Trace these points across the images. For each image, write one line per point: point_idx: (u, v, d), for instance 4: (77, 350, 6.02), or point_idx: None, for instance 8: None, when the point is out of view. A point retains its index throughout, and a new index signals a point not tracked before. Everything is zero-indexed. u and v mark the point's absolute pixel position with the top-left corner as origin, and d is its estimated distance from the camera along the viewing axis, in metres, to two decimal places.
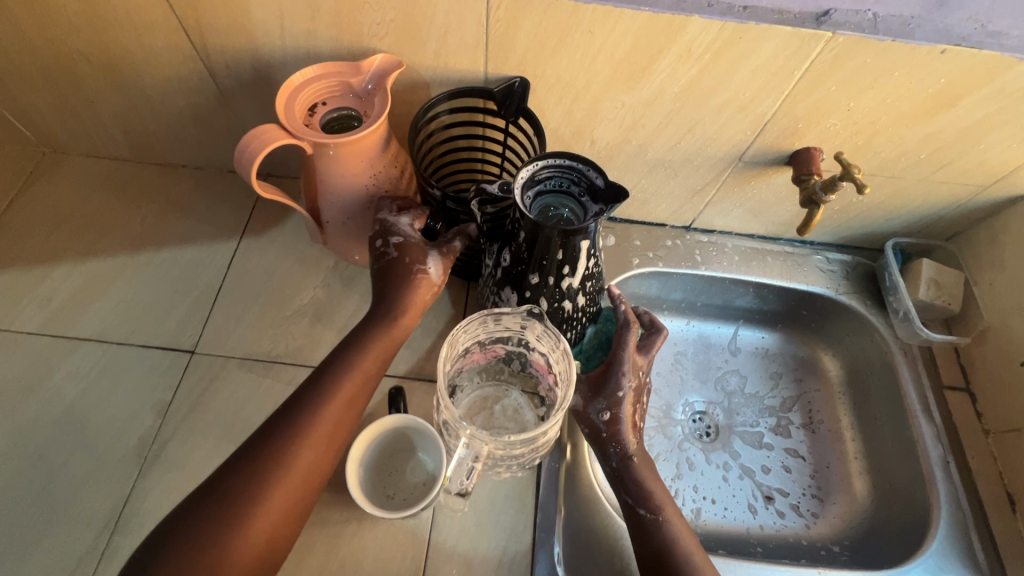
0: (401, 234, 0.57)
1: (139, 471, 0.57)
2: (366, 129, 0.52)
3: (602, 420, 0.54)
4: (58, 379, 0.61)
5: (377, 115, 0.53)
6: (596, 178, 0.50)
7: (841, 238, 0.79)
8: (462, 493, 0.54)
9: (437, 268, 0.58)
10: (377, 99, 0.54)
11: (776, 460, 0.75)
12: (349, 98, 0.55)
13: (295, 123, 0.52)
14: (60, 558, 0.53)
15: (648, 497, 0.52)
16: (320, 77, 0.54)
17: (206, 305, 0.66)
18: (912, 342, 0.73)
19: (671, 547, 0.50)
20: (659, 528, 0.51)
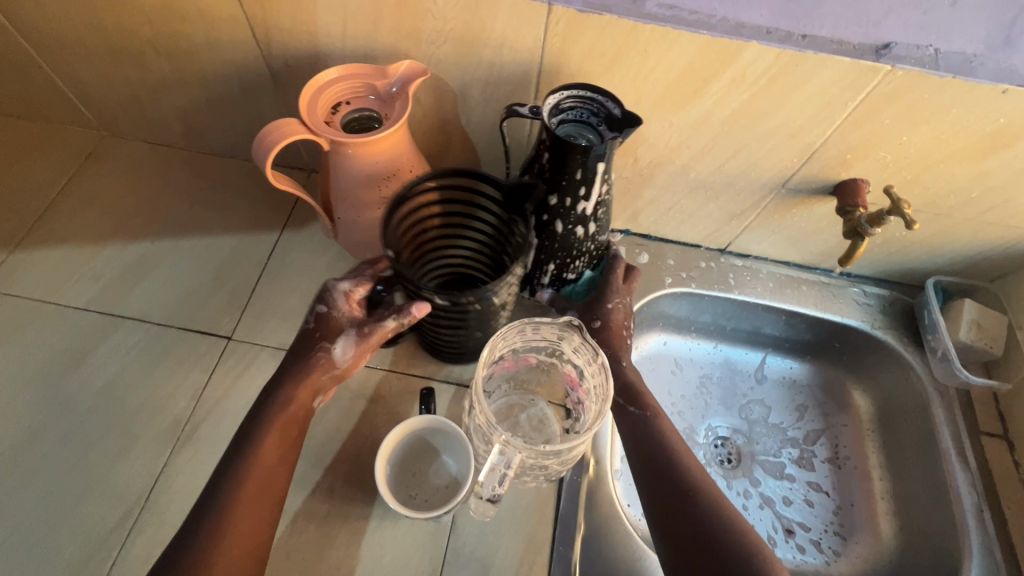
0: (327, 304, 0.55)
1: (170, 452, 0.58)
2: (384, 132, 0.53)
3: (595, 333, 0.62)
4: (100, 354, 0.63)
5: (397, 119, 0.53)
6: (614, 108, 0.51)
7: (880, 272, 0.77)
8: (496, 497, 0.52)
9: (342, 352, 0.54)
10: (398, 102, 0.55)
11: (798, 493, 0.74)
12: (372, 100, 0.57)
13: (316, 119, 0.53)
14: (90, 529, 0.55)
15: (638, 395, 0.57)
16: (345, 77, 0.55)
17: (245, 294, 0.68)
18: (950, 384, 0.71)
19: (658, 436, 0.54)
20: (649, 422, 0.55)
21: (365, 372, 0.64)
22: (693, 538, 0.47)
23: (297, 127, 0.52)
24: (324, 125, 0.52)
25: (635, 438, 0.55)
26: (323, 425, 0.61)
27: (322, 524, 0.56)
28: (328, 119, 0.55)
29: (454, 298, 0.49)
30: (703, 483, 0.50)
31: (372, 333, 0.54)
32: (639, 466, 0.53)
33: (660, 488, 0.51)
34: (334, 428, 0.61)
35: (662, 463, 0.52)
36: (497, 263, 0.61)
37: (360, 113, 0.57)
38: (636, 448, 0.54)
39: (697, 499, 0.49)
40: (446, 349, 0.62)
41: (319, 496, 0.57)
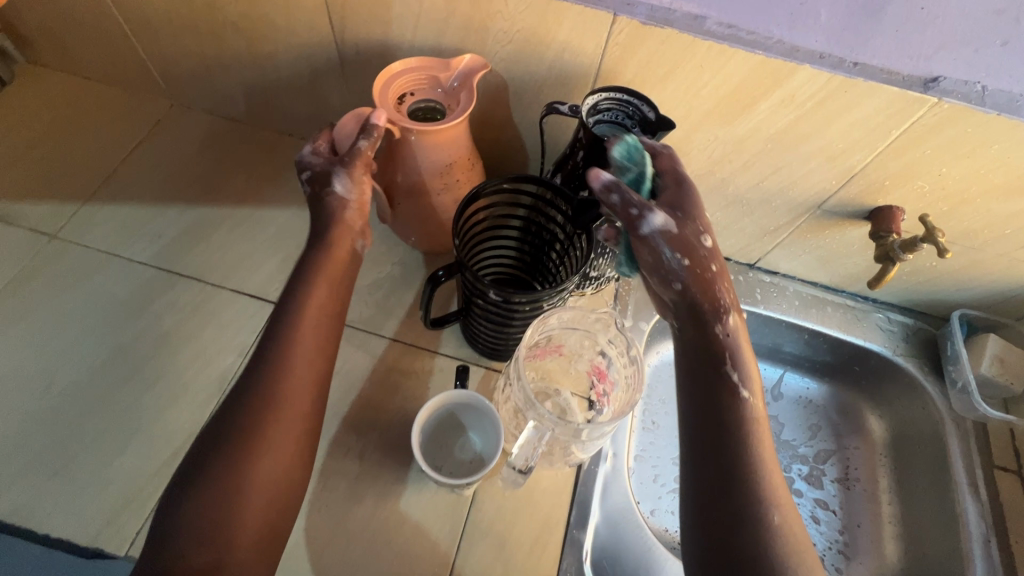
0: (308, 165, 0.56)
1: (216, 404, 0.62)
2: (453, 120, 0.56)
3: (696, 264, 0.49)
4: (157, 307, 0.67)
5: (463, 109, 0.57)
6: (649, 111, 0.54)
7: (906, 300, 0.79)
8: (529, 468, 0.55)
9: (345, 191, 0.55)
10: (463, 93, 0.58)
11: (805, 508, 0.76)
12: (435, 92, 0.60)
13: (387, 107, 0.57)
14: (139, 467, 0.58)
15: (739, 377, 0.48)
16: (415, 67, 0.59)
17: (294, 264, 0.72)
18: (967, 416, 0.72)
19: (739, 431, 0.46)
20: (735, 410, 0.46)
21: (401, 348, 0.68)
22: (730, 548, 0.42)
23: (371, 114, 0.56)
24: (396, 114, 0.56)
25: (704, 414, 0.47)
26: (359, 393, 0.65)
27: (352, 484, 0.60)
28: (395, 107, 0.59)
29: (507, 297, 0.52)
30: (774, 506, 0.43)
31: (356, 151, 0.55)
32: (696, 442, 0.46)
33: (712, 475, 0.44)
34: (368, 396, 0.64)
35: (728, 457, 0.45)
36: (537, 255, 0.64)
37: (423, 102, 0.61)
38: (703, 434, 0.46)
39: (755, 520, 0.42)
40: (488, 343, 0.64)
41: (350, 459, 0.61)
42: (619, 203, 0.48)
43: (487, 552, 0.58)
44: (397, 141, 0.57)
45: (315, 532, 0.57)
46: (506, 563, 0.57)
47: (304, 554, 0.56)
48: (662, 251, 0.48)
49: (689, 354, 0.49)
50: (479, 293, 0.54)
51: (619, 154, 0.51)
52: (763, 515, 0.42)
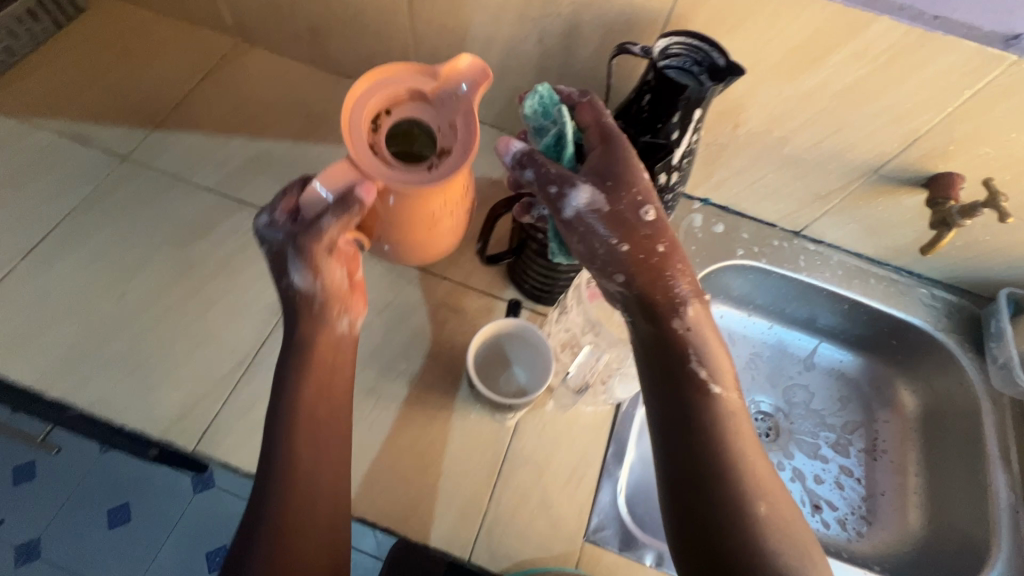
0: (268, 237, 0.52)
1: (276, 322, 0.65)
2: (457, 169, 0.49)
3: (634, 247, 0.48)
4: (222, 229, 0.71)
5: (464, 140, 0.49)
6: (719, 58, 0.53)
7: (952, 277, 0.78)
8: (582, 389, 0.63)
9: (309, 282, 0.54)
10: (459, 113, 0.50)
11: (830, 474, 0.79)
12: (422, 113, 0.52)
13: (366, 153, 0.48)
14: (204, 374, 0.62)
15: (704, 369, 0.48)
16: (384, 84, 0.50)
17: None
18: (1005, 393, 0.72)
19: (708, 426, 0.46)
20: (705, 406, 0.47)
21: (450, 285, 0.70)
22: (711, 547, 0.43)
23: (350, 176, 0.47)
24: (381, 164, 0.48)
25: (672, 412, 0.48)
26: (409, 324, 0.67)
27: (401, 406, 0.63)
28: (374, 142, 0.50)
29: None
30: (759, 500, 0.44)
31: (307, 239, 0.49)
32: (665, 442, 0.47)
33: (685, 475, 0.46)
34: (418, 327, 0.67)
35: (701, 455, 0.46)
36: None
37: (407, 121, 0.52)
38: (669, 433, 0.47)
39: (736, 514, 0.44)
40: (536, 286, 0.66)
41: (399, 383, 0.64)
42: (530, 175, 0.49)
43: (527, 477, 0.60)
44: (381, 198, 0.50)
45: (365, 446, 0.61)
46: (543, 489, 0.60)
47: (355, 464, 0.60)
48: (593, 231, 0.48)
49: (647, 352, 0.50)
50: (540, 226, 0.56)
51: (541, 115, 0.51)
52: (745, 509, 0.44)
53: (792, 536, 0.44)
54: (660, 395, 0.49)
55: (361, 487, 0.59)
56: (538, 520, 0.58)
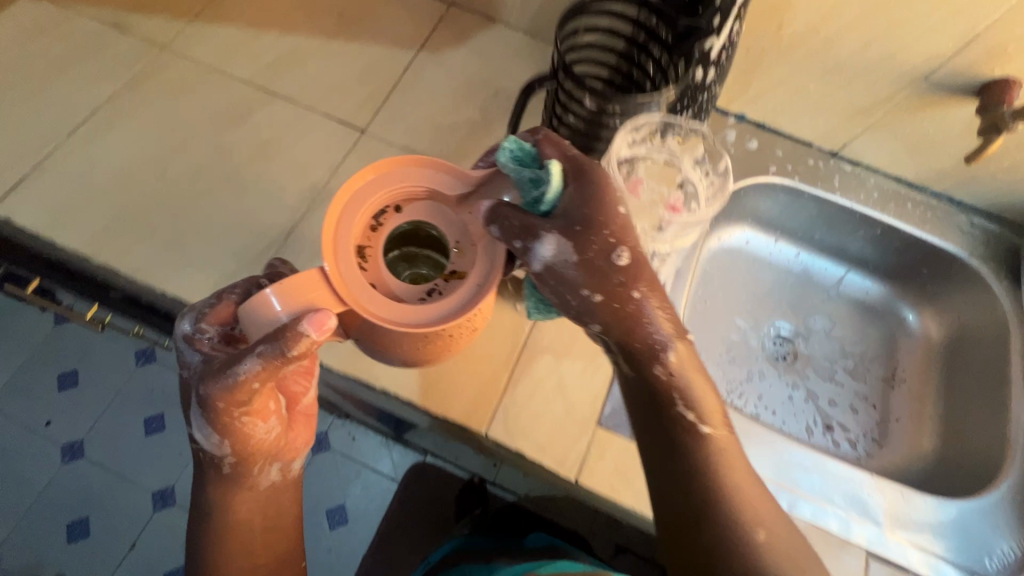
0: (187, 351, 0.48)
1: (306, 208, 0.67)
2: (462, 299, 0.43)
3: (609, 298, 0.45)
4: (256, 119, 0.72)
5: (485, 267, 0.44)
6: None
7: (995, 204, 0.75)
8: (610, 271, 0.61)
9: (211, 440, 0.50)
10: (483, 233, 0.45)
11: (845, 397, 0.79)
12: (433, 214, 0.46)
13: (350, 271, 0.42)
14: (236, 251, 0.64)
15: (694, 416, 0.47)
16: (385, 187, 0.45)
17: (380, 100, 0.75)
18: None
19: (700, 467, 0.47)
20: (695, 448, 0.47)
21: None
22: None
23: (313, 292, 0.40)
24: (363, 286, 0.42)
25: (664, 465, 0.48)
26: None
27: None
28: (367, 247, 0.44)
29: (602, 102, 0.54)
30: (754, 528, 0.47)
31: (214, 384, 0.45)
32: (660, 488, 0.49)
33: (681, 527, 0.48)
34: None
35: (698, 508, 0.47)
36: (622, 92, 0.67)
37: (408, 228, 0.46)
38: (662, 478, 0.49)
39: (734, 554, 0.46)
40: None
41: None
42: (497, 231, 0.44)
43: (544, 366, 0.62)
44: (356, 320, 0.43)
45: None
46: (559, 378, 0.62)
47: None
48: (565, 285, 0.45)
49: (636, 405, 0.49)
50: (573, 101, 0.56)
51: (510, 161, 0.45)
52: (746, 548, 0.46)
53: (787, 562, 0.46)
54: (650, 444, 0.49)
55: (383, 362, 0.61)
56: (553, 405, 0.60)
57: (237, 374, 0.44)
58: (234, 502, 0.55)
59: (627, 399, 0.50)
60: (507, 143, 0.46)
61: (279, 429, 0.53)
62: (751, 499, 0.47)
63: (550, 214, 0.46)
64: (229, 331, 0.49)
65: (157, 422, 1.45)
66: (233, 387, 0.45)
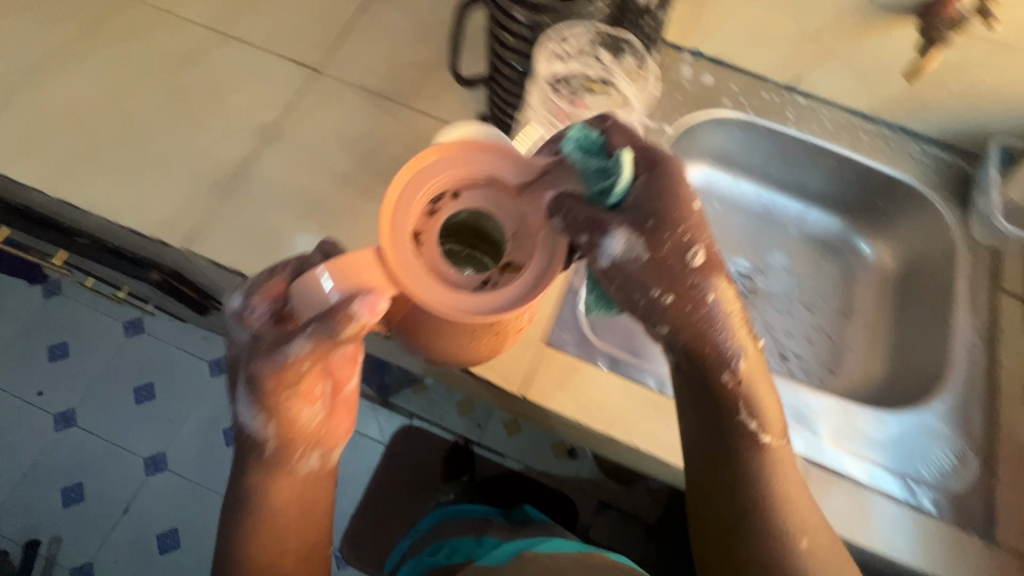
0: (233, 327, 0.43)
1: (260, 145, 0.68)
2: (519, 292, 0.37)
3: (680, 299, 0.44)
4: (210, 61, 0.73)
5: (544, 261, 0.38)
6: None
7: (949, 131, 0.76)
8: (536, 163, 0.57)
9: (256, 423, 0.45)
10: (545, 226, 0.39)
11: (800, 329, 0.80)
12: (489, 196, 0.39)
13: (406, 256, 0.36)
14: (191, 186, 0.66)
15: (757, 425, 0.48)
16: (455, 166, 0.39)
17: (335, 40, 0.75)
18: (983, 242, 0.72)
19: (755, 471, 0.48)
20: (751, 452, 0.48)
21: (432, 121, 0.71)
22: None
23: (366, 272, 0.35)
24: (417, 270, 0.37)
25: (714, 466, 0.49)
26: (388, 152, 0.69)
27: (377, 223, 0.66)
28: (423, 229, 0.38)
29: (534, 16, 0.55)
30: (801, 534, 0.48)
31: (261, 363, 0.41)
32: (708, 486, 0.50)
33: (724, 524, 0.49)
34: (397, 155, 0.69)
35: (745, 510, 0.48)
36: None
37: (467, 214, 0.40)
38: (710, 477, 0.50)
39: (780, 559, 0.47)
40: (500, 106, 0.67)
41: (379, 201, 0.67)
42: (561, 219, 0.39)
43: None
44: (405, 312, 0.38)
45: None
46: None
47: None
48: (632, 284, 0.44)
49: (694, 405, 0.49)
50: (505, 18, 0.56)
51: (575, 150, 0.43)
52: (788, 552, 0.47)
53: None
54: (705, 444, 0.50)
55: None
56: None
57: (288, 354, 0.40)
58: (270, 489, 0.48)
59: (683, 397, 0.50)
60: (573, 133, 0.44)
61: (325, 413, 0.47)
62: (801, 504, 0.49)
63: (617, 208, 0.43)
64: (279, 309, 0.42)
65: (146, 391, 1.51)
66: (282, 369, 0.41)
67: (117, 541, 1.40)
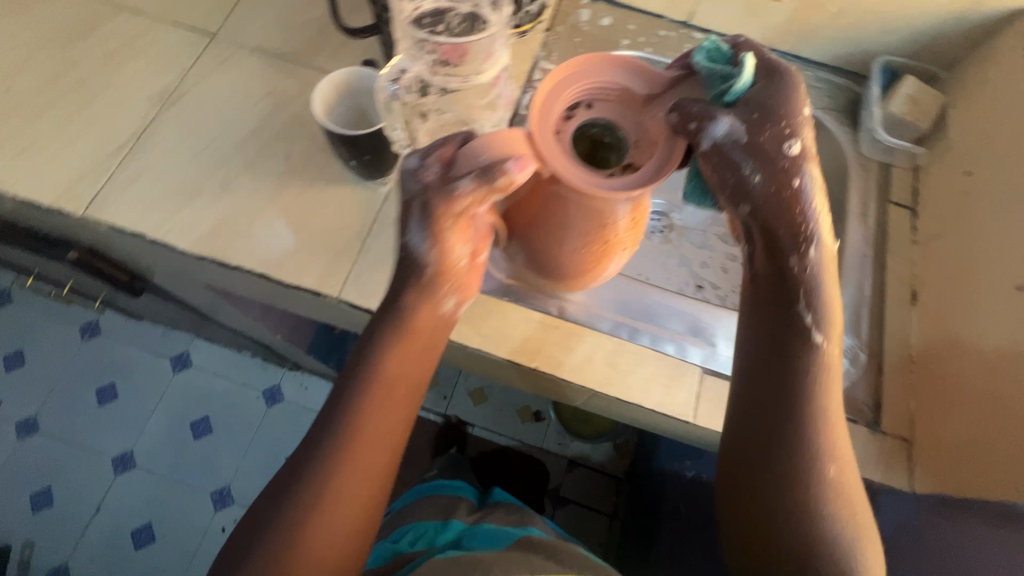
0: (405, 180, 0.51)
1: (158, 111, 0.69)
2: (641, 180, 0.44)
3: (769, 180, 0.50)
4: (103, 32, 0.72)
5: (660, 159, 0.45)
6: None
7: (836, 55, 0.78)
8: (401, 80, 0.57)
9: (420, 247, 0.51)
10: (664, 132, 0.46)
11: (716, 260, 0.73)
12: (622, 109, 0.47)
13: (551, 142, 0.45)
14: (89, 154, 0.66)
15: (813, 321, 0.50)
16: (591, 78, 0.46)
17: (229, 3, 0.75)
18: (873, 157, 0.75)
19: (805, 372, 0.50)
20: (805, 355, 0.50)
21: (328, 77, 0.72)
22: (767, 499, 0.49)
23: (518, 143, 0.44)
24: (562, 155, 0.44)
25: (768, 373, 0.51)
26: (287, 110, 0.70)
27: (278, 177, 0.67)
28: (565, 124, 0.46)
29: None
30: (830, 457, 0.48)
31: (434, 206, 0.49)
32: (750, 396, 0.51)
33: (758, 440, 0.50)
34: (295, 112, 0.70)
35: (783, 426, 0.49)
36: None
37: (597, 127, 0.48)
38: (756, 385, 0.51)
39: (804, 474, 0.48)
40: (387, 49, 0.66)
41: (279, 157, 0.67)
42: (674, 117, 0.47)
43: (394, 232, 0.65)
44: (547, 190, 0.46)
45: (244, 210, 0.65)
46: None
47: (233, 226, 0.64)
48: (728, 165, 0.50)
49: (758, 297, 0.53)
50: None
51: (703, 58, 0.49)
52: (817, 474, 0.48)
53: (851, 495, 0.48)
54: (756, 340, 0.52)
55: (237, 242, 0.63)
56: None
57: (456, 192, 0.48)
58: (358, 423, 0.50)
59: (752, 286, 0.54)
60: (703, 45, 0.50)
61: (467, 258, 0.53)
62: (836, 424, 0.50)
63: (731, 108, 0.49)
64: (447, 167, 0.49)
65: (108, 391, 1.50)
66: (449, 211, 0.49)
67: (91, 541, 1.38)
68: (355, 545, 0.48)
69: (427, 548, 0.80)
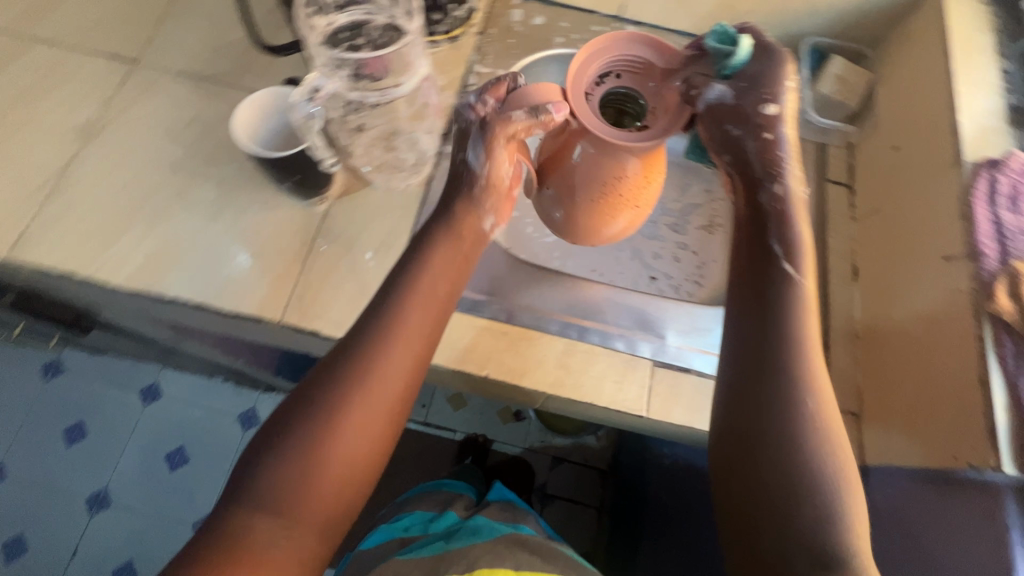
0: (464, 113, 0.56)
1: (81, 144, 0.67)
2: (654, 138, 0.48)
3: (745, 134, 0.54)
4: (17, 67, 0.70)
5: (668, 122, 0.49)
6: None
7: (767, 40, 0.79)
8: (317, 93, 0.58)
9: (477, 161, 0.56)
10: (676, 102, 0.50)
11: (666, 250, 0.72)
12: (645, 80, 0.50)
13: (582, 102, 0.48)
14: (11, 195, 0.64)
15: (783, 251, 0.51)
16: (617, 51, 0.49)
17: (149, 28, 0.73)
18: (808, 138, 0.75)
19: (784, 301, 0.49)
20: (783, 285, 0.50)
21: None
22: (754, 432, 0.45)
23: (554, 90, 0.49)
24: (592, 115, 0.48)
25: (752, 305, 0.50)
26: (217, 133, 0.68)
27: (212, 204, 0.65)
28: (594, 89, 0.50)
29: None
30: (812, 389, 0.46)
31: (494, 128, 0.54)
32: (736, 332, 0.50)
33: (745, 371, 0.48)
34: (225, 136, 0.68)
35: (770, 356, 0.47)
36: None
37: (621, 95, 0.52)
38: (739, 319, 0.50)
39: (788, 404, 0.45)
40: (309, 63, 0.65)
41: (212, 182, 0.66)
42: (682, 87, 0.51)
43: (335, 251, 0.64)
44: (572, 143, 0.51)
45: (178, 240, 0.63)
46: (352, 260, 0.63)
47: (167, 257, 0.62)
48: (713, 123, 0.54)
49: (741, 238, 0.54)
50: None
51: (712, 39, 0.53)
52: (800, 406, 0.45)
53: (837, 427, 0.45)
54: (740, 275, 0.53)
55: (173, 273, 0.62)
56: (347, 285, 0.62)
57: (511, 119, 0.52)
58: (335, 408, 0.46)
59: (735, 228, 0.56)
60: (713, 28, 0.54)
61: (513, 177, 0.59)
62: (816, 359, 0.48)
63: (726, 82, 0.54)
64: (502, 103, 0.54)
65: (77, 430, 1.46)
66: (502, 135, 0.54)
67: None
68: (325, 536, 0.44)
69: (422, 533, 0.82)
